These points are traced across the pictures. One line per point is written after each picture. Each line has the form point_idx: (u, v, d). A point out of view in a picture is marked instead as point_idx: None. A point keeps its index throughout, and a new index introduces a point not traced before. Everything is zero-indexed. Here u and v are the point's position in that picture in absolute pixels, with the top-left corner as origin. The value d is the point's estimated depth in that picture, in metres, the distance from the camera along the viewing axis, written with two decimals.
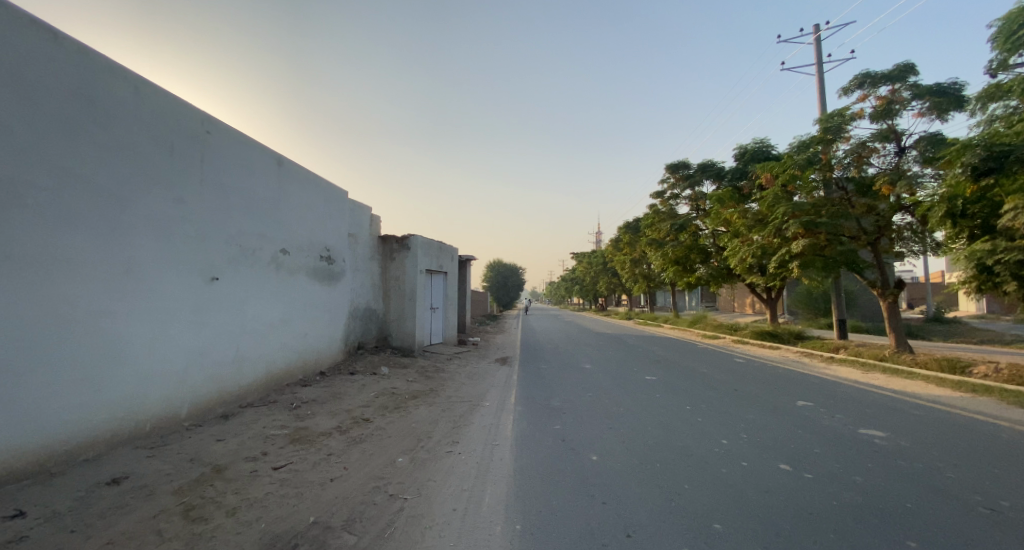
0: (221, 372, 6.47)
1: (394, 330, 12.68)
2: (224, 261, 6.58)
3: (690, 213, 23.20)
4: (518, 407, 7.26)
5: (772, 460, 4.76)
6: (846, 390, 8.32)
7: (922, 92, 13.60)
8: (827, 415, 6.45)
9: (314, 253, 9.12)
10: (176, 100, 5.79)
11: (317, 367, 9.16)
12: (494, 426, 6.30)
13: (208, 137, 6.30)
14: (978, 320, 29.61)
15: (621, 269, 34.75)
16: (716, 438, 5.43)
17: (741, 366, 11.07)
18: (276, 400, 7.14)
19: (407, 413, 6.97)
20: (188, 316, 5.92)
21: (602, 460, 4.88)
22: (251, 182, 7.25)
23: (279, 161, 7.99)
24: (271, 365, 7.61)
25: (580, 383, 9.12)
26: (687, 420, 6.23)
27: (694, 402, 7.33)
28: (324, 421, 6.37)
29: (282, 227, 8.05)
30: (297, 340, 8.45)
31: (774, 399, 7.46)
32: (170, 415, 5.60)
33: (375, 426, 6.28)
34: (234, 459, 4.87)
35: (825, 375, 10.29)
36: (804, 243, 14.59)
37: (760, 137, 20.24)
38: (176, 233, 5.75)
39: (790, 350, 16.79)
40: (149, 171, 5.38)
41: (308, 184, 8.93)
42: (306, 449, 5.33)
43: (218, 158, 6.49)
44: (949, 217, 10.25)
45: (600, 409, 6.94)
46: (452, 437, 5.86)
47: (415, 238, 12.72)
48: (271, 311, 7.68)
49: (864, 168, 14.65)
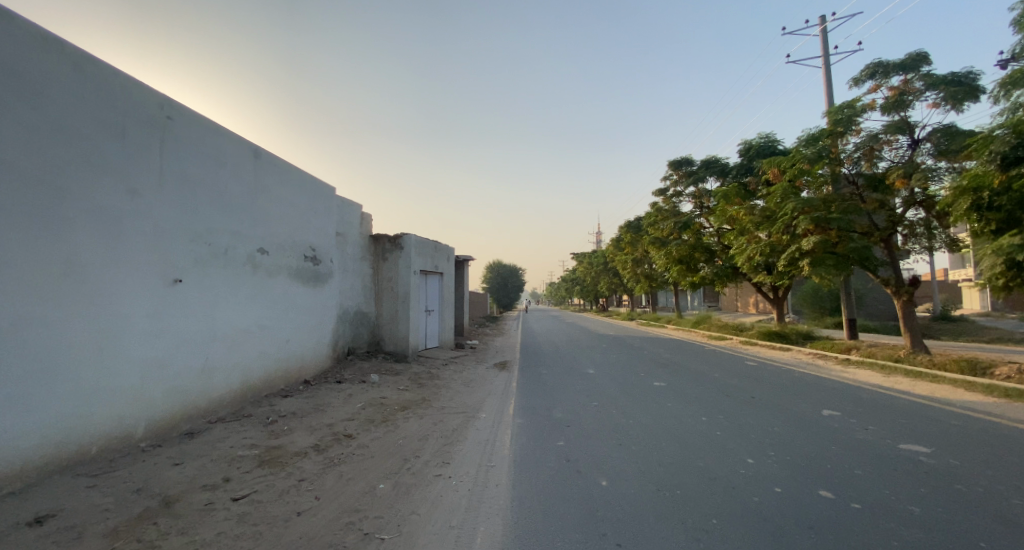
0: (186, 384, 5.84)
1: (387, 334, 12.04)
2: (190, 261, 5.96)
3: (693, 211, 22.55)
4: (518, 420, 6.61)
5: (809, 485, 4.14)
6: (871, 396, 7.71)
7: (936, 82, 12.98)
8: (859, 427, 5.82)
9: (297, 253, 8.48)
10: (127, 79, 5.18)
11: (301, 375, 8.52)
12: (490, 443, 5.67)
13: (168, 123, 5.68)
14: (986, 317, 29.04)
15: (622, 269, 34.11)
16: (740, 457, 4.82)
17: (755, 369, 10.44)
18: (250, 414, 6.49)
19: (395, 428, 6.33)
20: (146, 323, 5.30)
21: (613, 487, 4.25)
22: (223, 174, 6.62)
23: (256, 152, 7.35)
24: (246, 374, 6.97)
25: (584, 390, 8.51)
26: (705, 434, 5.61)
27: (710, 411, 6.72)
28: (301, 439, 5.73)
29: (259, 225, 7.41)
30: (278, 348, 7.82)
31: (796, 408, 6.84)
32: (122, 435, 4.95)
33: (357, 444, 5.64)
34: (189, 489, 4.24)
35: (843, 378, 9.67)
36: (816, 240, 13.98)
37: (765, 132, 19.75)
38: (130, 230, 5.12)
39: (801, 351, 16.11)
40: (93, 159, 4.75)
41: (290, 179, 8.31)
42: (274, 474, 4.69)
43: (182, 147, 5.87)
44: (974, 210, 9.48)
45: (607, 421, 6.33)
46: (442, 457, 5.22)
47: (409, 237, 12.10)
48: (248, 316, 7.06)
49: (876, 162, 13.98)
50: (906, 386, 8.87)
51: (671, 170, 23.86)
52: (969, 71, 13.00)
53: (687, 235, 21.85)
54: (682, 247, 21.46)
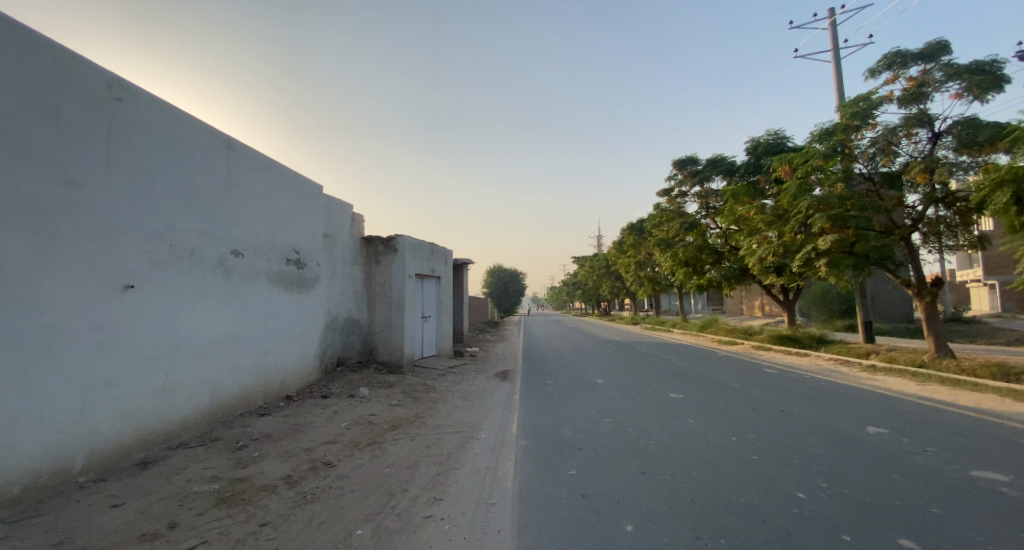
0: (140, 407, 5.06)
1: (380, 343, 11.28)
2: (147, 264, 5.17)
3: (699, 212, 21.76)
4: (522, 442, 5.81)
5: (882, 532, 3.40)
6: (913, 408, 6.96)
7: (957, 72, 12.19)
8: (916, 450, 5.05)
9: (277, 255, 7.70)
10: (63, 52, 4.42)
11: (283, 390, 7.76)
12: (490, 472, 4.89)
13: (117, 106, 4.89)
14: (999, 319, 28.30)
15: (625, 272, 33.30)
16: (788, 492, 4.07)
17: (776, 377, 9.66)
18: (218, 437, 5.72)
19: (382, 452, 5.56)
20: (88, 337, 4.52)
21: (642, 535, 3.47)
22: (190, 166, 5.84)
23: (229, 143, 6.59)
24: (217, 391, 6.22)
25: (594, 404, 7.75)
26: (739, 459, 4.86)
27: (738, 429, 5.97)
28: (272, 468, 4.95)
29: (233, 223, 6.64)
30: (255, 361, 7.05)
31: (833, 424, 6.09)
32: (55, 469, 4.18)
33: (336, 475, 4.87)
34: (121, 542, 3.47)
35: (872, 387, 8.95)
36: (832, 239, 13.21)
37: (773, 129, 19.02)
38: (68, 227, 4.36)
39: (818, 356, 15.28)
40: (15, 142, 3.99)
41: (270, 176, 7.54)
42: (232, 516, 3.92)
43: (136, 133, 5.09)
44: (1015, 203, 8.63)
45: (625, 442, 5.59)
46: (433, 492, 4.44)
47: (403, 239, 11.36)
48: (219, 326, 6.29)
49: (894, 157, 13.18)
50: (943, 396, 8.12)
51: (676, 170, 23.07)
52: (995, 59, 12.12)
53: (693, 237, 21.09)
54: (688, 249, 20.71)
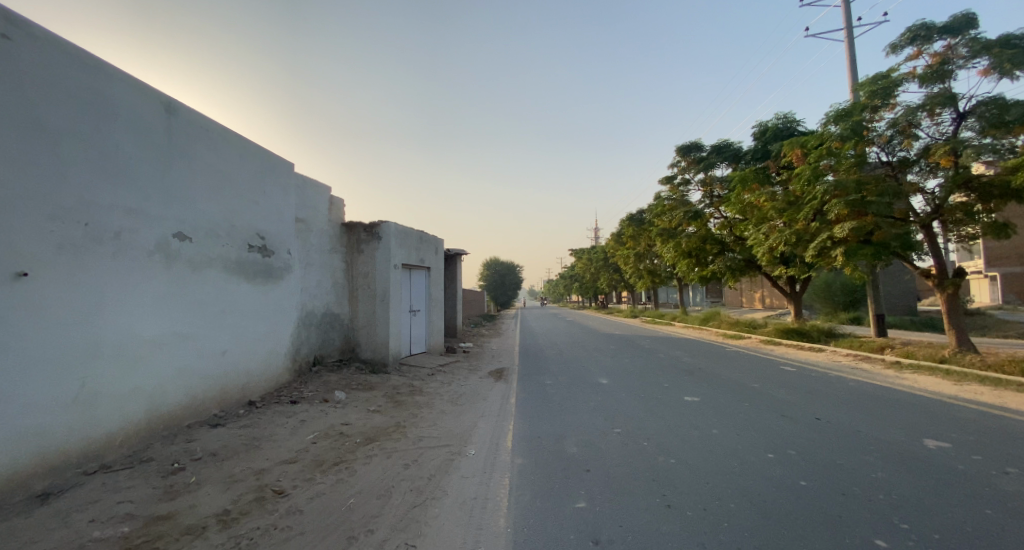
0: (45, 423, 4.06)
1: (363, 340, 10.31)
2: (50, 245, 4.14)
3: (702, 200, 20.67)
4: (518, 462, 4.87)
5: None
6: (966, 416, 6.08)
7: (986, 46, 11.19)
8: (994, 472, 4.23)
9: (234, 240, 6.66)
10: None
11: (245, 395, 6.78)
12: (479, 504, 3.95)
13: (5, 45, 3.88)
14: (1004, 310, 27.73)
15: (624, 264, 32.33)
16: (863, 538, 3.17)
17: (796, 376, 8.77)
18: (152, 457, 4.74)
19: (349, 476, 4.59)
20: None
21: None
22: (116, 128, 4.82)
23: (169, 106, 5.56)
24: (156, 401, 5.23)
25: (600, 409, 6.84)
26: (784, 487, 3.95)
27: (773, 442, 5.08)
28: (208, 500, 3.98)
29: (177, 200, 5.63)
30: (207, 362, 6.05)
31: (882, 436, 5.21)
32: None
33: (287, 509, 3.90)
34: None
35: (905, 387, 8.05)
36: (851, 227, 12.17)
37: (783, 112, 18.02)
38: None
39: (832, 351, 14.37)
40: None
41: (226, 147, 6.52)
42: None
43: (32, 82, 4.07)
44: None
45: (642, 459, 4.72)
46: (407, 535, 3.49)
47: (387, 225, 10.37)
48: (158, 322, 5.29)
49: (915, 140, 12.14)
50: (989, 397, 7.26)
51: (679, 157, 21.96)
52: None
53: (696, 227, 20.01)
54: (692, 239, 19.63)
